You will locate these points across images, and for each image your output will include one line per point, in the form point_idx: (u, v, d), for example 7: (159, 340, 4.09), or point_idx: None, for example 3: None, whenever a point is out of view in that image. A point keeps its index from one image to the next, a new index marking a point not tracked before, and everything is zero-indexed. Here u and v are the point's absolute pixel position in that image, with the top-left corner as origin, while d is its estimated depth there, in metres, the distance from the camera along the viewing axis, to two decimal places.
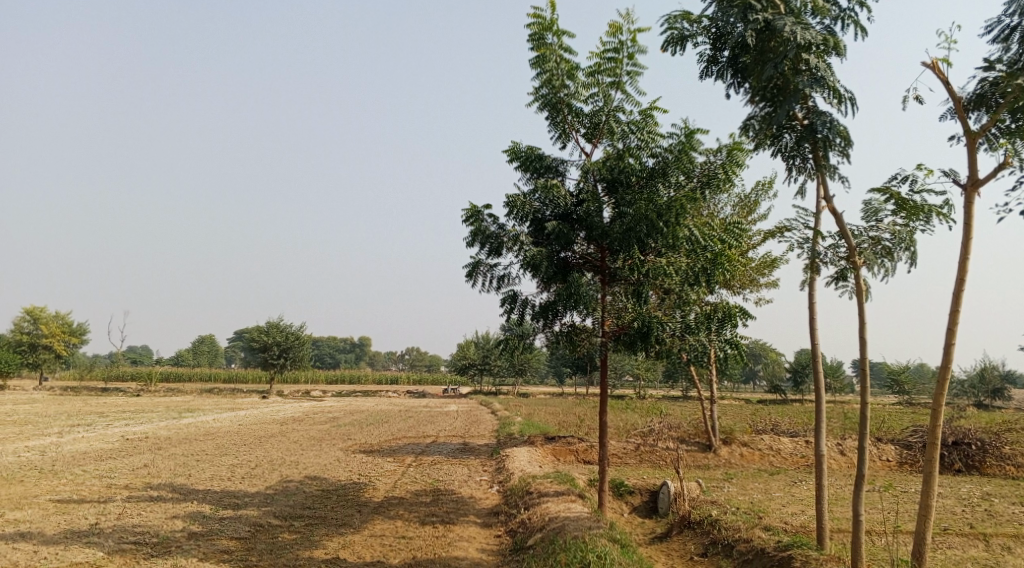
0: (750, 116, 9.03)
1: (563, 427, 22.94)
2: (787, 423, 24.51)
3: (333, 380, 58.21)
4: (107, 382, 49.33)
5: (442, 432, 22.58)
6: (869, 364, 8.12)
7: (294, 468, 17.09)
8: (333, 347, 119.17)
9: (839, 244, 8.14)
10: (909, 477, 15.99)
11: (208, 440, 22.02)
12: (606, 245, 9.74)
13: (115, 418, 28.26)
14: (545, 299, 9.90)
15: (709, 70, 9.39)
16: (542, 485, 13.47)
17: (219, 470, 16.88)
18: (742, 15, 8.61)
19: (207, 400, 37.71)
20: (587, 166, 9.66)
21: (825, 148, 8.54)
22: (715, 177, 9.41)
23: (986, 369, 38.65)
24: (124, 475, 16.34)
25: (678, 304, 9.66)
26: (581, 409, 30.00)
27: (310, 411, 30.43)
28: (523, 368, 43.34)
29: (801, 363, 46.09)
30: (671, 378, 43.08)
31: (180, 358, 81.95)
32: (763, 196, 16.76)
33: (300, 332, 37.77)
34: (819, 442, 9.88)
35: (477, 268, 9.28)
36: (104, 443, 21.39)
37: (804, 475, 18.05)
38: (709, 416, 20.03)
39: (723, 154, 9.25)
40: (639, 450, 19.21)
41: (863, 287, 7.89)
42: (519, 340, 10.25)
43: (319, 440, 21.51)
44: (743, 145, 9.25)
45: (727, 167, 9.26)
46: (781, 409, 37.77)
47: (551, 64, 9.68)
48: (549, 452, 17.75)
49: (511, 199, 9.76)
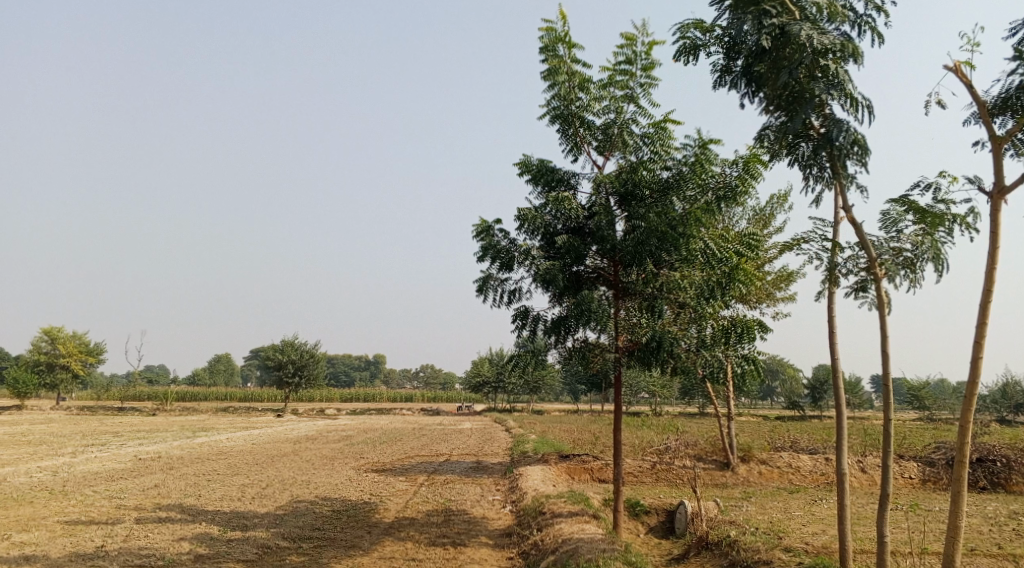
0: (765, 126, 8.83)
1: (578, 445, 22.63)
2: (806, 439, 24.06)
3: (348, 397, 58.10)
4: (123, 401, 49.48)
5: (456, 450, 22.32)
6: (892, 379, 7.83)
7: (305, 488, 16.87)
8: (349, 365, 119.18)
9: (859, 255, 7.90)
10: (932, 495, 15.52)
11: (220, 460, 21.86)
12: (619, 259, 9.52)
13: (130, 437, 28.20)
14: (557, 315, 9.68)
15: (723, 79, 9.22)
16: (556, 505, 13.18)
17: (229, 490, 16.71)
18: (756, 21, 8.44)
19: (222, 419, 37.65)
20: (599, 179, 9.47)
21: (844, 156, 8.30)
22: (731, 188, 9.18)
23: (1009, 385, 37.86)
24: (134, 496, 16.20)
25: (693, 319, 9.41)
26: (597, 427, 29.67)
27: (324, 430, 30.26)
28: (537, 385, 43.03)
29: (819, 379, 45.44)
30: (687, 394, 42.60)
31: (196, 378, 82.29)
32: (778, 209, 16.54)
33: (314, 350, 37.69)
34: (840, 460, 9.53)
35: (488, 283, 9.08)
36: (117, 463, 21.29)
37: (824, 494, 17.60)
38: (726, 433, 19.65)
39: (738, 165, 9.04)
40: (656, 468, 18.85)
41: (884, 299, 7.64)
42: (531, 356, 10.03)
43: (332, 459, 21.31)
44: (759, 156, 9.04)
45: (743, 178, 9.04)
46: (800, 425, 37.11)
47: (562, 76, 9.54)
48: (563, 470, 17.45)
49: (522, 212, 9.57)
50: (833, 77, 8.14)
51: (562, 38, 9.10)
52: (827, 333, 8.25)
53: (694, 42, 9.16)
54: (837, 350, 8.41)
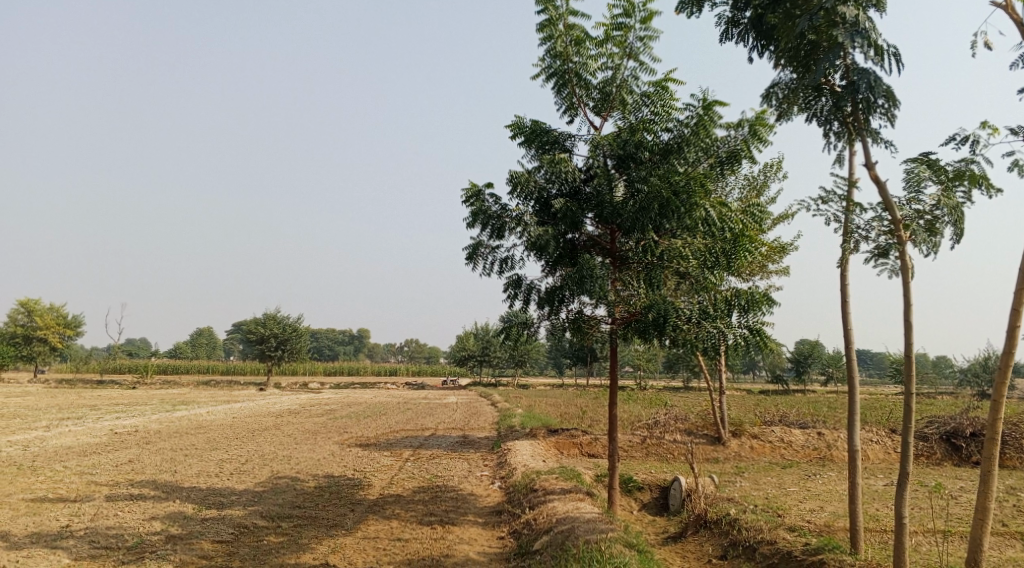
0: (775, 83, 8.09)
1: (565, 419, 22.11)
2: (794, 413, 23.72)
3: (332, 372, 57.32)
4: (103, 375, 48.38)
5: (441, 425, 21.72)
6: (914, 352, 7.27)
7: (285, 463, 16.20)
8: (331, 339, 117.88)
9: (882, 217, 7.29)
10: (928, 470, 15.15)
11: (199, 434, 21.14)
12: (617, 225, 8.79)
13: (107, 411, 27.34)
14: (550, 285, 8.95)
15: (729, 32, 8.45)
16: (548, 482, 12.61)
17: (206, 466, 15.99)
18: None
19: (203, 393, 36.79)
20: (596, 140, 8.66)
21: (868, 111, 7.53)
22: (738, 151, 8.43)
23: (990, 359, 37.76)
24: (106, 471, 15.44)
25: (695, 289, 8.70)
26: (583, 401, 29.16)
27: (307, 404, 29.57)
28: (523, 359, 42.60)
29: (803, 354, 45.28)
30: (673, 369, 42.37)
31: (177, 351, 81.35)
32: (770, 179, 15.85)
33: (297, 324, 36.84)
34: (852, 436, 8.98)
35: (478, 250, 8.35)
36: (91, 438, 20.48)
37: (818, 468, 17.22)
38: (718, 407, 19.18)
39: (745, 127, 8.28)
40: (646, 443, 18.41)
41: (908, 265, 7.06)
42: (521, 328, 9.30)
43: (315, 433, 20.64)
44: (768, 116, 8.28)
45: (750, 141, 8.28)
46: (785, 400, 36.88)
47: (557, 31, 8.68)
48: (552, 445, 16.93)
49: (514, 175, 8.83)
50: (857, 22, 7.33)
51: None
52: (840, 300, 7.74)
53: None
54: (850, 322, 7.89)
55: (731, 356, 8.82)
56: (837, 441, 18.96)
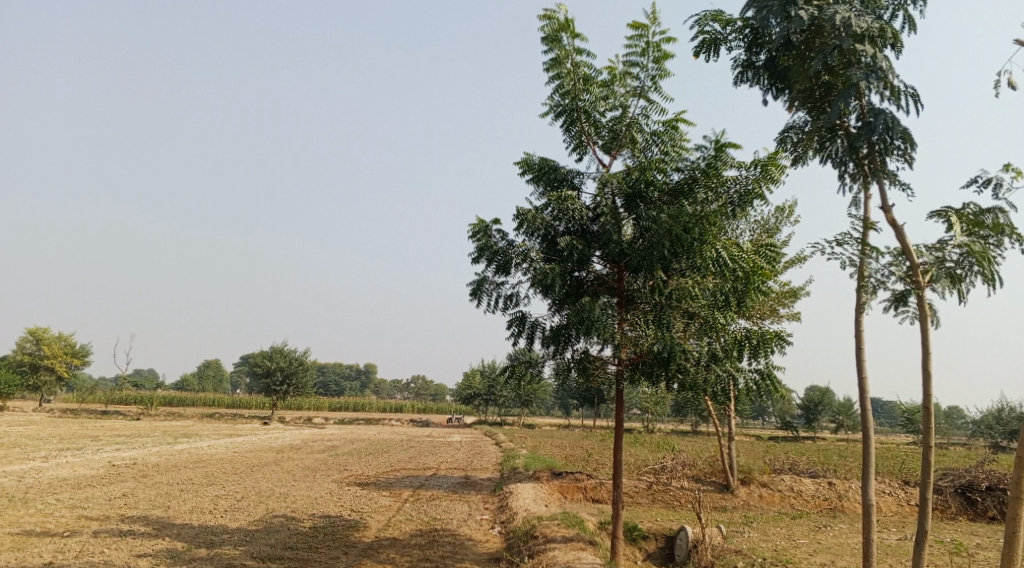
0: (789, 125, 7.98)
1: (570, 462, 21.61)
2: (804, 462, 23.12)
3: (337, 408, 56.81)
4: (108, 405, 48.06)
5: (444, 464, 21.27)
6: (933, 404, 7.04)
7: (281, 501, 15.80)
8: (338, 374, 117.34)
9: (899, 262, 7.16)
10: (940, 525, 14.66)
11: (198, 468, 20.78)
12: (625, 263, 8.56)
13: (108, 442, 27.00)
14: (555, 324, 8.69)
15: (743, 75, 8.35)
16: (549, 528, 12.18)
17: (201, 502, 15.61)
18: (782, 11, 7.55)
19: (206, 426, 36.39)
20: (605, 177, 8.50)
21: (884, 153, 7.38)
22: (749, 192, 8.25)
23: (1004, 410, 36.87)
24: (98, 506, 15.06)
25: (704, 330, 8.42)
26: (589, 443, 28.60)
27: (310, 439, 29.15)
28: (529, 399, 42.10)
29: (813, 401, 44.51)
30: (680, 412, 41.68)
31: (184, 383, 81.17)
32: (782, 222, 15.64)
33: (303, 358, 36.59)
34: (866, 489, 8.61)
35: (482, 286, 8.14)
36: (88, 469, 20.12)
37: (829, 520, 16.67)
38: (726, 454, 18.70)
39: (757, 167, 8.10)
40: (652, 489, 17.92)
41: (927, 311, 6.89)
42: (525, 368, 9.02)
43: (314, 470, 20.23)
44: (781, 157, 8.13)
45: (762, 182, 8.10)
46: (794, 447, 36.05)
47: (567, 71, 8.56)
48: (555, 489, 16.48)
49: (521, 212, 8.66)
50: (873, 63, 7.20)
51: (567, 27, 8.13)
52: (855, 347, 7.58)
53: (712, 34, 8.28)
54: (866, 371, 7.68)
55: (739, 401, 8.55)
56: (848, 491, 18.39)
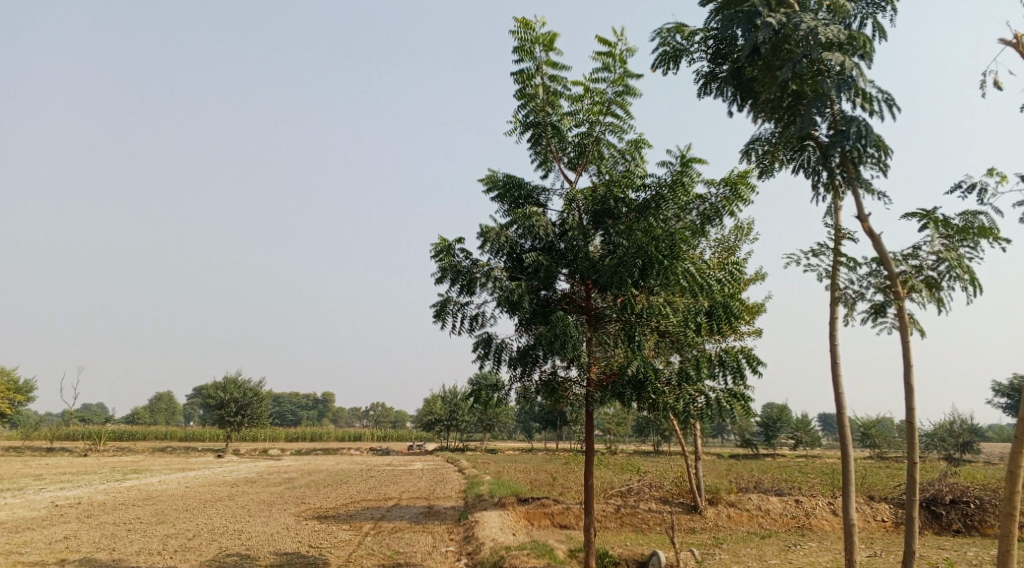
0: (756, 137, 7.81)
1: (536, 487, 21.10)
2: (769, 479, 23.01)
3: (294, 438, 55.18)
4: (52, 442, 45.69)
5: (406, 494, 20.54)
6: (916, 418, 6.97)
7: (236, 539, 14.93)
8: (295, 403, 114.53)
9: (876, 272, 7.06)
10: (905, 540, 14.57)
11: (147, 506, 19.68)
12: (593, 280, 8.19)
13: (51, 481, 25.48)
14: (522, 345, 8.26)
15: (709, 87, 8.16)
16: (518, 559, 11.68)
17: (149, 543, 14.64)
18: (747, 22, 7.40)
19: (157, 461, 34.76)
20: (572, 194, 8.18)
21: (857, 162, 7.28)
22: (718, 210, 7.98)
23: (955, 423, 37.45)
24: (36, 550, 14.01)
25: (675, 348, 8.10)
26: (554, 467, 28.11)
27: (266, 471, 28.01)
28: (491, 424, 41.39)
29: (772, 418, 44.70)
30: (642, 433, 41.46)
31: (134, 416, 78.25)
32: (742, 240, 15.56)
33: (259, 388, 35.37)
34: (848, 507, 8.55)
35: (446, 307, 7.73)
36: (27, 511, 18.85)
37: (798, 539, 16.49)
38: (694, 474, 18.46)
39: (725, 184, 7.86)
40: (620, 512, 17.52)
41: (906, 321, 6.82)
42: (490, 391, 8.51)
43: (271, 505, 19.31)
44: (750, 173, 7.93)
45: (730, 200, 7.85)
46: (756, 465, 35.99)
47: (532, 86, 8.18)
48: (522, 516, 15.98)
49: (484, 229, 8.26)
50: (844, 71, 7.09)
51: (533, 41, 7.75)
52: (830, 361, 7.50)
53: (677, 47, 8.09)
54: (843, 387, 7.61)
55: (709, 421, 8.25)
56: (815, 509, 18.27)
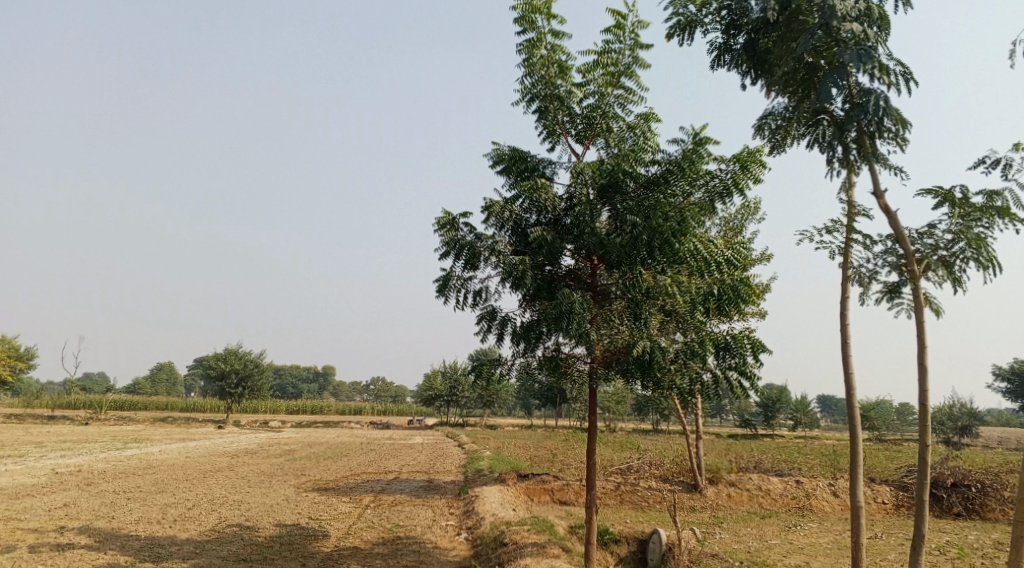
0: (768, 111, 7.47)
1: (536, 463, 21.06)
2: (769, 460, 22.94)
3: (295, 410, 55.30)
4: (54, 410, 45.77)
5: (406, 468, 20.52)
6: (929, 400, 6.79)
7: (235, 509, 14.88)
8: (296, 376, 114.94)
9: (891, 250, 6.84)
10: (906, 522, 14.45)
11: (147, 475, 19.65)
12: (599, 257, 7.95)
13: (52, 448, 25.50)
14: (526, 320, 8.06)
15: (721, 58, 7.73)
16: (518, 535, 11.60)
17: (148, 512, 14.59)
18: None
19: (158, 430, 34.80)
20: (579, 167, 7.89)
21: (874, 137, 6.93)
22: (730, 187, 7.65)
23: (955, 407, 37.34)
24: (36, 516, 13.96)
25: (682, 325, 7.89)
26: (553, 444, 28.10)
27: (266, 443, 28.01)
28: (491, 400, 41.37)
29: (772, 399, 44.63)
30: (642, 412, 41.42)
31: (136, 386, 78.58)
32: (748, 220, 15.26)
33: (260, 360, 35.31)
34: (855, 490, 8.43)
35: (449, 281, 7.53)
36: (28, 478, 18.83)
37: (798, 519, 16.41)
38: (694, 453, 18.37)
39: (737, 160, 7.53)
40: (620, 490, 17.47)
41: (921, 300, 6.61)
42: (491, 366, 8.31)
43: (271, 476, 19.29)
44: (763, 150, 7.61)
45: (741, 177, 7.53)
46: (756, 445, 35.97)
47: (538, 55, 7.76)
48: (522, 492, 15.92)
49: (489, 202, 8.00)
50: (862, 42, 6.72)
51: (539, 8, 7.34)
52: (841, 342, 7.31)
53: (689, 17, 7.78)
54: (853, 368, 7.42)
55: (714, 401, 8.09)
56: (815, 489, 18.18)
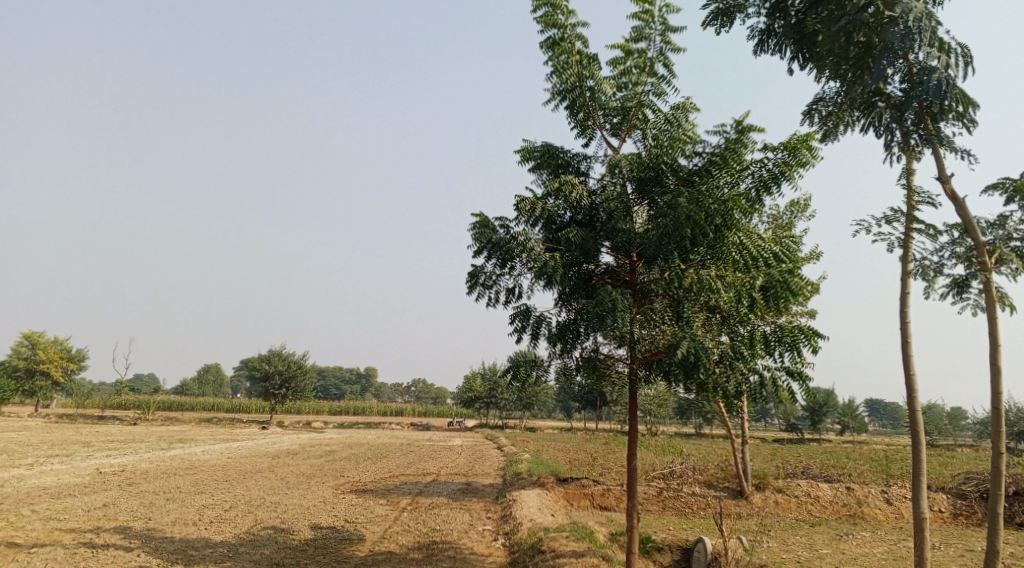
0: (818, 97, 6.87)
1: (575, 467, 20.55)
2: (817, 465, 22.02)
3: (337, 412, 55.57)
4: (105, 410, 46.66)
5: (444, 470, 20.23)
6: (1002, 405, 6.20)
7: (271, 511, 14.74)
8: (338, 378, 116.03)
9: (958, 241, 6.24)
10: (966, 532, 13.50)
11: (188, 475, 19.76)
12: (637, 252, 7.43)
13: (100, 448, 25.88)
14: (562, 320, 7.63)
15: (764, 44, 7.04)
16: (556, 543, 11.14)
17: (185, 513, 14.54)
18: None
19: (203, 431, 35.18)
20: (614, 160, 7.38)
21: (938, 117, 6.26)
22: (778, 177, 7.07)
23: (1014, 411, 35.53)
24: (75, 516, 14.01)
25: (725, 323, 7.35)
26: (594, 447, 27.53)
27: (307, 444, 28.03)
28: (531, 402, 40.90)
29: (819, 402, 43.18)
30: (684, 414, 40.50)
31: (184, 387, 80.18)
32: (797, 217, 14.52)
33: (303, 361, 35.46)
34: (919, 501, 7.81)
35: (480, 278, 7.15)
36: (73, 478, 19.04)
37: (850, 528, 15.61)
38: (740, 458, 17.66)
39: (784, 148, 6.95)
40: (663, 496, 16.88)
41: (994, 296, 6.00)
42: (528, 368, 7.88)
43: (309, 477, 19.19)
44: (811, 139, 7.02)
45: (790, 166, 6.94)
46: (802, 450, 34.76)
47: (561, 52, 7.22)
48: (560, 496, 15.46)
49: (521, 198, 7.60)
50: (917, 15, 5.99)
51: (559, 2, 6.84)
52: (900, 341, 6.74)
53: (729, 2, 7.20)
54: (915, 370, 6.84)
55: (761, 403, 7.55)
56: (868, 497, 17.30)
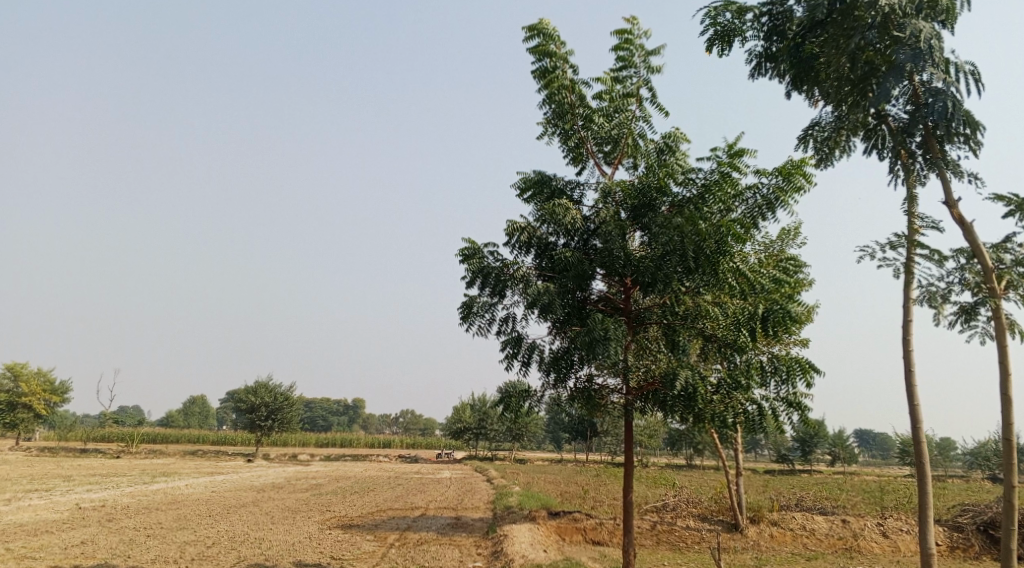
0: (815, 121, 6.85)
1: (567, 500, 20.17)
2: (811, 497, 21.74)
3: (324, 444, 54.70)
4: (87, 443, 45.64)
5: (433, 504, 19.80)
6: (1014, 435, 6.05)
7: (256, 548, 14.29)
8: (326, 410, 114.65)
9: (966, 267, 6.15)
10: (964, 565, 13.25)
11: (170, 510, 19.19)
12: (633, 279, 7.27)
13: (81, 482, 25.21)
14: (556, 349, 7.44)
15: (764, 66, 7.02)
16: None
17: (166, 550, 14.06)
18: None
19: (187, 464, 34.42)
20: (608, 186, 7.25)
21: (943, 140, 6.21)
22: (772, 203, 6.97)
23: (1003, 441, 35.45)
24: (52, 554, 13.52)
25: (724, 351, 7.18)
26: (584, 479, 27.14)
27: (293, 477, 27.45)
28: (520, 433, 40.42)
29: (809, 433, 42.94)
30: (675, 445, 40.13)
31: (169, 419, 78.85)
32: (787, 246, 14.45)
33: (290, 393, 34.93)
34: (925, 536, 7.60)
35: (473, 307, 6.97)
36: (51, 513, 18.47)
37: (846, 562, 15.32)
38: (734, 490, 17.40)
39: (778, 174, 6.86)
40: (657, 529, 16.56)
41: (1003, 323, 5.89)
42: (519, 398, 7.65)
43: (295, 512, 18.70)
44: (806, 165, 6.93)
45: (784, 191, 6.84)
46: (793, 481, 34.46)
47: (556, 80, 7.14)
48: (553, 530, 15.12)
49: (513, 225, 7.45)
50: (924, 37, 5.93)
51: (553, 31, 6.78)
52: (905, 370, 6.60)
53: (728, 25, 7.19)
54: (920, 400, 6.71)
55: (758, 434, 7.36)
56: (864, 530, 17.04)
